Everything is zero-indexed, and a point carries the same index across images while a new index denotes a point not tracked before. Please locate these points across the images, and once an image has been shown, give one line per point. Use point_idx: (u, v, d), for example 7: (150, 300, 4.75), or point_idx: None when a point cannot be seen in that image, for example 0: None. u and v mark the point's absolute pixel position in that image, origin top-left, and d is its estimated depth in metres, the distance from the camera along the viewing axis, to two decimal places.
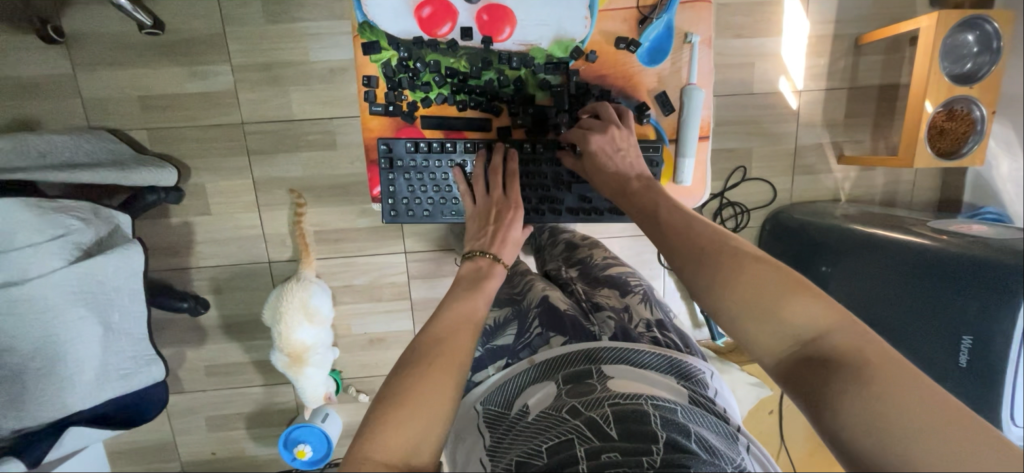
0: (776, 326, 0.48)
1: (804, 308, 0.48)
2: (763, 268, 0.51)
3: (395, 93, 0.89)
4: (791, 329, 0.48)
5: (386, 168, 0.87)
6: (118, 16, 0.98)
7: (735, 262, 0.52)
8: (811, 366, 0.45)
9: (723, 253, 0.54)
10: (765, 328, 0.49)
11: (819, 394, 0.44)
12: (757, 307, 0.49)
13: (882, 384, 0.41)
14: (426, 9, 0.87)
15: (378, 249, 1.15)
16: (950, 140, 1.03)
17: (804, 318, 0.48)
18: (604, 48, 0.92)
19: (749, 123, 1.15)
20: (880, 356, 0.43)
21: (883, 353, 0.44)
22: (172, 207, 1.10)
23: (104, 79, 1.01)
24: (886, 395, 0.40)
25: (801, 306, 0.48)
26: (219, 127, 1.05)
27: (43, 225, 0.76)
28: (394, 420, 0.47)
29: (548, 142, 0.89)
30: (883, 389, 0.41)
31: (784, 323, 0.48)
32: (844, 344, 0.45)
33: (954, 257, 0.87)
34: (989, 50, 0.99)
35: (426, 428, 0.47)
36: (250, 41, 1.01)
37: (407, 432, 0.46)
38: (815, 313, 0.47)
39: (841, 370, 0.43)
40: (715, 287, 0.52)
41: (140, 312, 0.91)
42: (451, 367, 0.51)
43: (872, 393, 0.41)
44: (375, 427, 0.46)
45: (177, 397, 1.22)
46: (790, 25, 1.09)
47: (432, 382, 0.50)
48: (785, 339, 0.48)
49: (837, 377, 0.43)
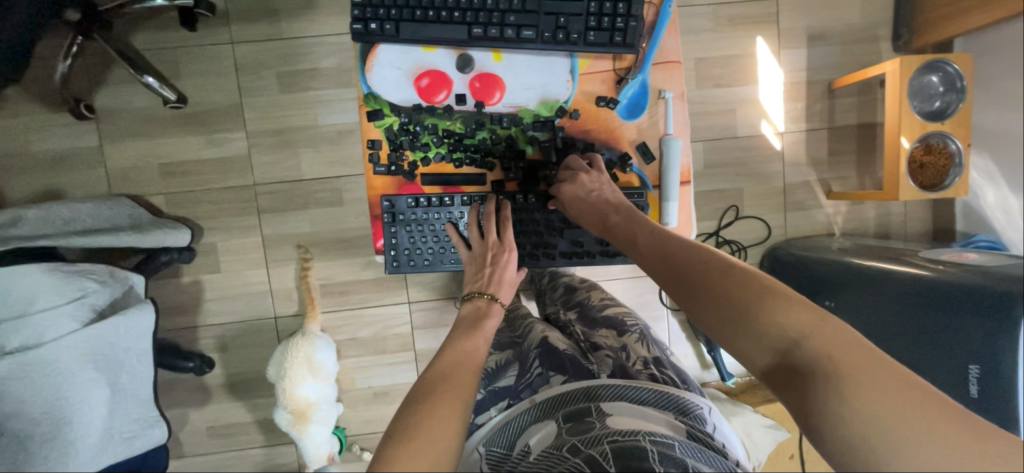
0: (756, 335, 0.49)
1: (785, 315, 0.48)
2: (738, 282, 0.53)
3: (397, 154, 0.95)
4: (769, 338, 0.48)
5: (388, 222, 0.91)
6: (145, 93, 1.07)
7: (716, 278, 0.55)
8: (793, 375, 0.46)
9: (701, 270, 0.58)
10: (748, 339, 0.50)
11: (805, 409, 0.44)
12: (733, 316, 0.51)
13: (864, 397, 0.41)
14: (423, 80, 0.94)
15: (382, 300, 1.17)
16: (931, 173, 1.07)
17: (780, 327, 0.48)
18: (585, 106, 0.98)
19: (736, 165, 1.20)
20: (861, 362, 0.43)
21: (863, 354, 0.44)
22: (184, 267, 1.13)
23: (128, 149, 1.08)
24: (870, 411, 0.41)
25: (778, 313, 0.49)
26: (233, 189, 1.11)
27: (62, 289, 0.80)
28: (407, 456, 0.46)
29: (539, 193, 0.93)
30: (865, 405, 0.41)
31: (761, 333, 0.49)
32: (823, 351, 0.45)
33: (951, 287, 0.88)
34: (954, 89, 1.05)
35: (437, 461, 0.46)
36: (264, 110, 1.09)
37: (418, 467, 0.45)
38: (796, 320, 0.48)
39: (820, 380, 0.44)
40: (696, 302, 0.56)
41: (146, 374, 0.91)
42: (459, 400, 0.53)
43: (852, 408, 0.41)
44: (389, 463, 0.46)
45: (176, 462, 1.20)
46: (764, 74, 1.17)
47: (438, 415, 0.50)
48: (764, 349, 0.48)
49: (818, 387, 0.43)
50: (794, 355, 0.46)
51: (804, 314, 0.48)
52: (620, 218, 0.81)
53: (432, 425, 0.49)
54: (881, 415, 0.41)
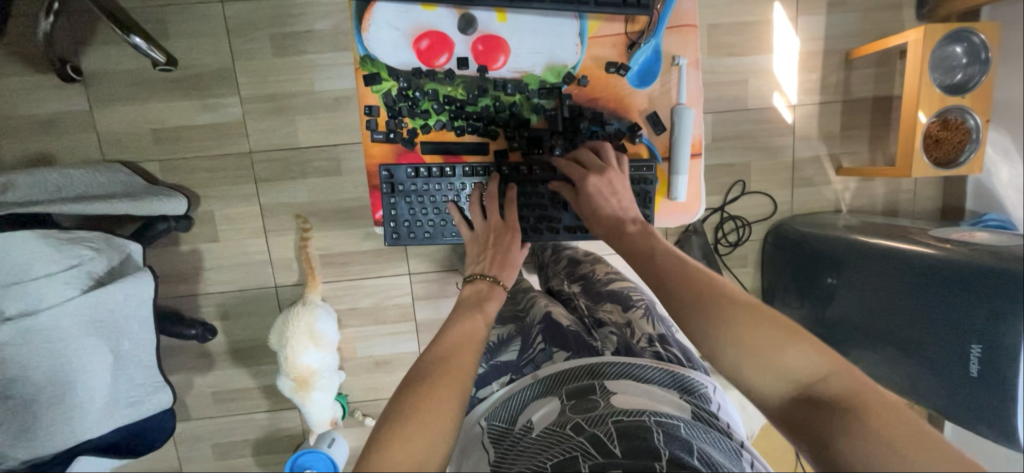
0: (778, 372, 0.47)
1: (805, 352, 0.47)
2: (749, 311, 0.50)
3: (396, 121, 0.92)
4: (789, 375, 0.47)
5: (388, 193, 0.89)
6: (132, 54, 1.03)
7: (724, 301, 0.51)
8: (810, 411, 0.45)
9: (710, 289, 0.53)
10: (765, 374, 0.47)
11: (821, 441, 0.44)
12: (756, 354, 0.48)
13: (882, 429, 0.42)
14: (423, 41, 0.90)
15: (383, 271, 1.17)
16: (947, 149, 1.03)
17: (806, 363, 0.47)
18: (594, 72, 0.94)
19: (745, 138, 1.16)
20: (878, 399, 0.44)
21: (877, 396, 0.44)
22: (182, 235, 1.12)
23: (119, 114, 1.05)
24: (889, 440, 0.41)
25: (793, 349, 0.47)
26: (228, 157, 1.08)
27: (57, 256, 0.78)
28: (403, 436, 0.47)
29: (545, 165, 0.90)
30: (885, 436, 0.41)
31: (785, 371, 0.47)
32: (842, 388, 0.45)
33: (960, 265, 0.87)
34: (978, 61, 1.00)
35: (430, 446, 0.47)
36: (258, 74, 1.05)
37: (415, 448, 0.46)
38: (815, 356, 0.47)
39: (839, 416, 0.43)
40: (706, 325, 0.50)
41: (148, 340, 0.91)
42: (455, 384, 0.52)
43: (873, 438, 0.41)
44: (385, 442, 0.46)
45: (183, 425, 1.22)
46: (780, 42, 1.12)
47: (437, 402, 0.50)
48: (785, 386, 0.47)
49: (837, 421, 0.43)
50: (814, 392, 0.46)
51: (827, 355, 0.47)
52: (629, 228, 0.72)
53: (431, 407, 0.49)
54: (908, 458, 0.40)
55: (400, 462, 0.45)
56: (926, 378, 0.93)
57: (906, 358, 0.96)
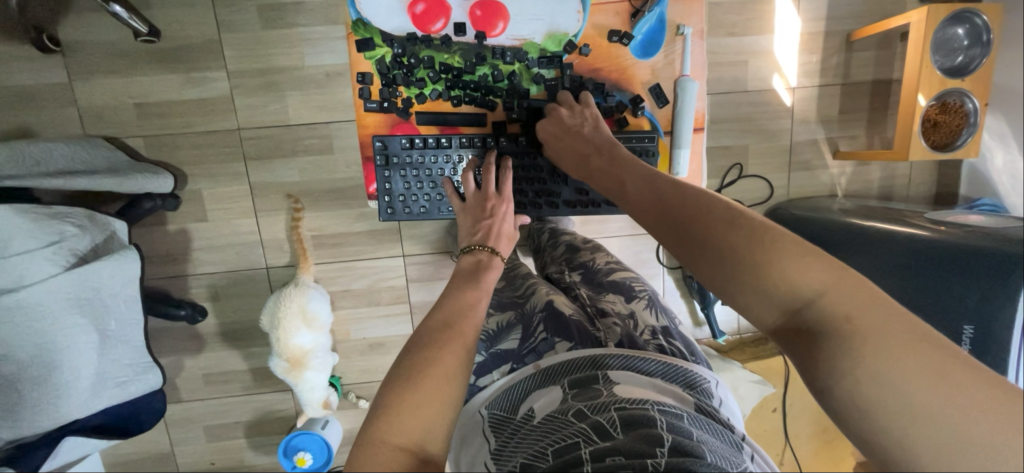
0: (765, 291, 0.47)
1: (799, 272, 0.45)
2: (742, 228, 0.50)
3: (390, 90, 0.89)
4: (779, 292, 0.46)
5: (382, 165, 0.87)
6: (113, 25, 0.98)
7: (716, 222, 0.52)
8: (802, 337, 0.44)
9: (701, 210, 0.54)
10: (755, 295, 0.47)
11: (812, 365, 0.43)
12: (737, 268, 0.48)
13: (876, 361, 0.39)
14: (419, 5, 0.88)
15: (376, 253, 1.15)
16: (944, 132, 1.03)
17: (793, 283, 0.45)
18: (597, 41, 0.92)
19: (745, 121, 1.15)
20: (881, 318, 0.41)
21: (880, 312, 0.41)
22: (169, 215, 1.09)
23: (100, 87, 1.01)
24: (883, 367, 0.39)
25: (788, 264, 0.46)
26: (215, 134, 1.05)
27: (37, 232, 0.76)
28: (413, 402, 0.46)
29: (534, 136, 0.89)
30: (877, 364, 0.39)
31: (772, 290, 0.46)
32: (838, 309, 0.43)
33: (949, 248, 0.88)
34: (980, 42, 0.99)
35: (438, 416, 0.46)
36: (246, 48, 1.01)
37: (425, 415, 0.46)
38: (806, 275, 0.45)
39: (830, 340, 0.42)
40: (696, 245, 0.52)
41: (136, 320, 0.89)
42: (461, 347, 0.52)
43: (862, 369, 0.39)
44: (394, 409, 0.46)
45: (174, 407, 1.21)
46: (781, 23, 1.10)
47: (443, 368, 0.49)
48: (771, 306, 0.47)
49: (832, 349, 0.42)
50: (805, 316, 0.45)
51: (821, 272, 0.45)
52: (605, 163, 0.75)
53: (443, 372, 0.49)
54: (905, 384, 0.38)
55: (409, 428, 0.45)
56: None
57: None
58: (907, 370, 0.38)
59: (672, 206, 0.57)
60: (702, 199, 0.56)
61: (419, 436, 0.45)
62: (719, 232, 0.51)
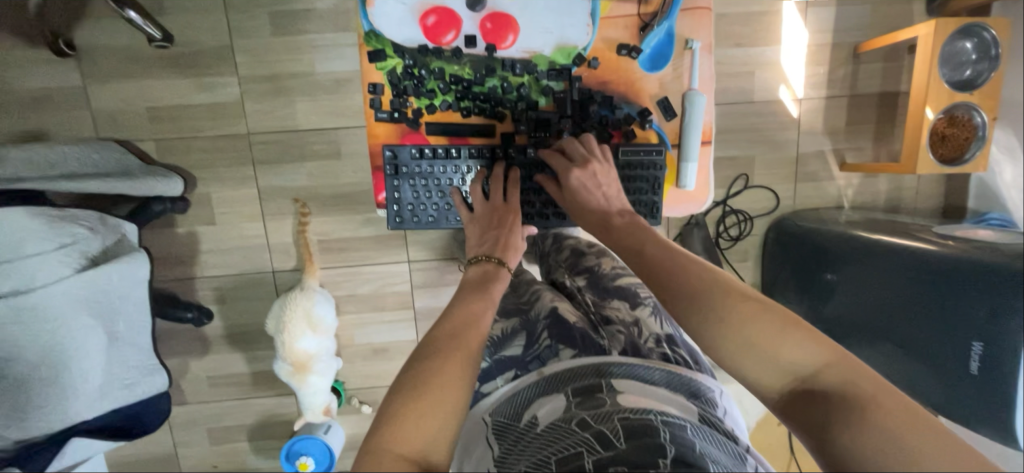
0: (771, 365, 0.50)
1: (799, 348, 0.49)
2: (749, 303, 0.52)
3: (400, 100, 0.90)
4: (784, 366, 0.49)
5: (391, 174, 0.88)
6: (128, 30, 1.00)
7: (722, 295, 0.54)
8: (806, 404, 0.47)
9: (700, 278, 0.56)
10: (761, 364, 0.50)
11: (816, 430, 0.46)
12: (744, 345, 0.51)
13: (879, 427, 0.43)
14: (430, 18, 0.88)
15: (381, 258, 1.16)
16: (952, 147, 1.03)
17: (797, 358, 0.49)
18: (606, 54, 0.93)
19: (751, 132, 1.15)
20: (876, 390, 0.45)
21: (877, 387, 0.45)
22: (178, 217, 1.10)
23: (114, 91, 1.03)
24: (886, 431, 0.42)
25: (792, 343, 0.49)
26: (225, 138, 1.06)
27: (51, 234, 0.76)
28: (417, 412, 0.46)
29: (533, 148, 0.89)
30: (877, 426, 0.43)
31: (780, 360, 0.49)
32: (838, 380, 0.47)
33: (959, 264, 0.88)
34: (988, 57, 0.99)
35: (442, 426, 0.47)
36: (257, 53, 1.02)
37: (429, 425, 0.46)
38: (806, 351, 0.49)
39: (834, 404, 0.45)
40: (695, 316, 0.54)
41: (144, 323, 0.91)
42: (465, 358, 0.52)
43: (862, 432, 0.43)
44: (399, 417, 0.46)
45: (178, 409, 1.22)
46: (788, 34, 1.10)
47: (449, 377, 0.49)
48: (779, 377, 0.50)
49: (838, 419, 0.44)
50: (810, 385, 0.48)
51: (813, 358, 0.49)
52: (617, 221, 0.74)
53: (447, 382, 0.49)
54: (908, 448, 0.41)
55: (412, 438, 0.45)
56: (923, 374, 0.94)
57: (904, 354, 0.96)
58: (907, 436, 0.42)
59: (678, 275, 0.58)
60: (703, 270, 0.57)
61: (422, 447, 0.45)
62: (730, 310, 0.52)
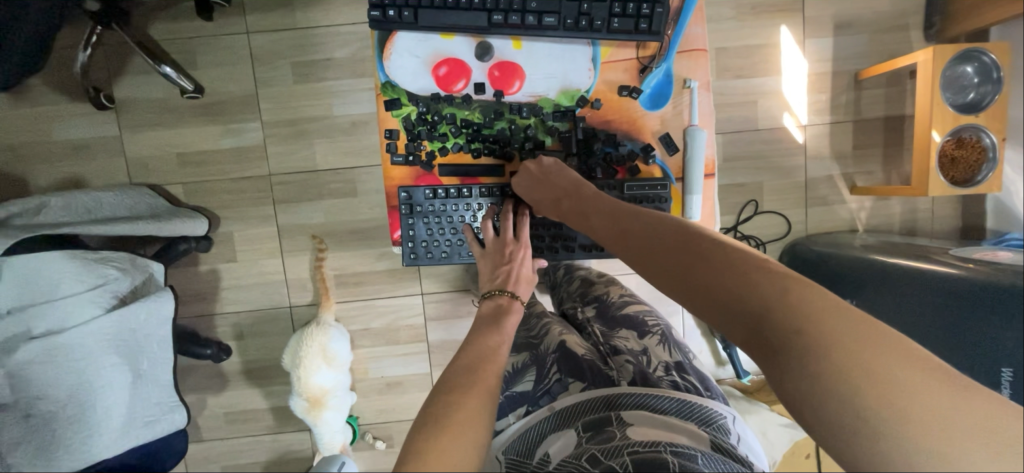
0: (727, 308, 0.49)
1: (755, 289, 0.48)
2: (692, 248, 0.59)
3: (415, 144, 0.94)
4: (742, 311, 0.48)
5: (406, 213, 0.91)
6: (162, 83, 1.08)
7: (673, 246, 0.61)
8: (768, 353, 0.45)
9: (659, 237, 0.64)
10: (722, 308, 0.50)
11: (784, 383, 0.44)
12: (701, 284, 0.53)
13: (839, 368, 0.41)
14: (442, 68, 0.94)
15: (396, 291, 1.18)
16: (963, 168, 1.02)
17: (751, 302, 0.48)
18: (607, 95, 0.96)
19: (757, 159, 1.17)
20: (843, 327, 0.42)
21: (838, 324, 0.43)
22: (201, 255, 1.15)
23: (147, 139, 1.09)
24: (849, 376, 0.40)
25: (745, 285, 0.49)
26: (248, 179, 1.12)
27: (84, 276, 0.81)
28: (438, 446, 0.46)
29: None
30: (846, 378, 0.40)
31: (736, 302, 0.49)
32: (796, 322, 0.44)
33: (990, 286, 0.85)
34: (990, 80, 1.00)
35: (464, 460, 0.45)
36: (280, 100, 1.09)
37: (450, 460, 0.45)
38: (765, 293, 0.47)
39: (795, 350, 0.43)
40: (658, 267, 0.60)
41: (167, 359, 0.93)
42: (483, 392, 0.53)
43: (825, 382, 0.41)
44: (420, 454, 0.45)
45: (195, 447, 1.22)
46: (788, 64, 1.13)
47: (467, 409, 0.50)
48: (734, 323, 0.49)
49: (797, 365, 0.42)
50: (767, 330, 0.46)
51: (771, 287, 0.48)
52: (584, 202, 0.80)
53: (466, 416, 0.49)
54: (865, 377, 0.40)
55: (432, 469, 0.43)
56: None
57: None
58: (873, 383, 0.39)
59: (644, 239, 0.66)
60: (669, 230, 0.64)
61: None
62: (688, 255, 0.57)
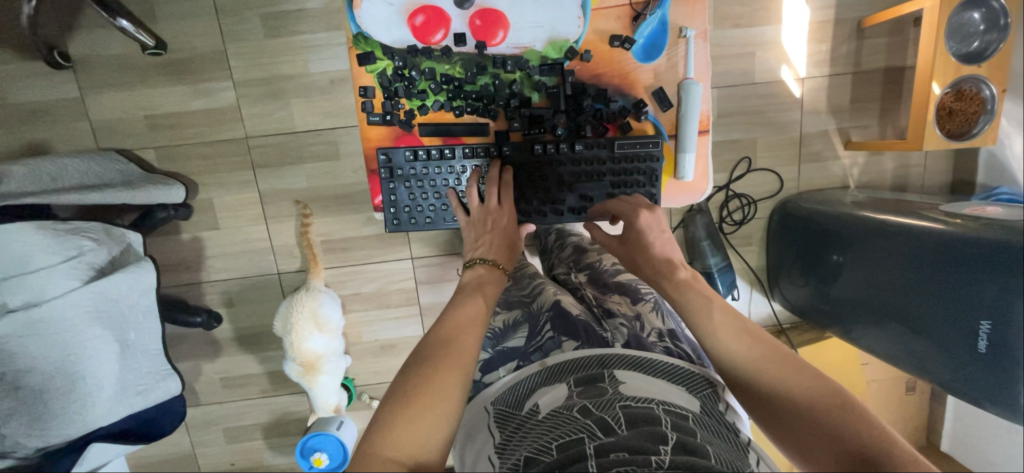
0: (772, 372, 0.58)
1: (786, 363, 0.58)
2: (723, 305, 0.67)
3: (392, 102, 0.90)
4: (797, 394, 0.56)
5: (386, 178, 0.88)
6: (121, 39, 1.00)
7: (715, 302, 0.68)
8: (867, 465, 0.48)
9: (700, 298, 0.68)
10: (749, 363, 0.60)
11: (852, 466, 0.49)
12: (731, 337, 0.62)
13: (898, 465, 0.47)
14: (418, 17, 0.88)
15: (385, 256, 1.16)
16: (960, 121, 1.00)
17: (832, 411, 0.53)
18: (598, 46, 0.92)
19: (753, 114, 1.13)
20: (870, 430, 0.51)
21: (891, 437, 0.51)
22: (182, 223, 1.11)
23: (111, 100, 1.03)
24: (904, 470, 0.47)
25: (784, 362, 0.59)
26: (224, 142, 1.06)
27: (56, 247, 0.78)
28: (406, 416, 0.48)
29: (516, 145, 0.88)
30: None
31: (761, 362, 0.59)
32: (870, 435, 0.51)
33: (965, 240, 0.86)
34: (996, 27, 0.97)
35: (436, 427, 0.49)
36: (251, 56, 1.02)
37: (419, 429, 0.48)
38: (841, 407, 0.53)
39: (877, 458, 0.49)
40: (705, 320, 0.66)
41: (155, 329, 0.92)
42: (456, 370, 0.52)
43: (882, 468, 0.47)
44: (390, 423, 0.48)
45: (194, 411, 1.24)
46: (789, 12, 1.07)
47: (439, 380, 0.51)
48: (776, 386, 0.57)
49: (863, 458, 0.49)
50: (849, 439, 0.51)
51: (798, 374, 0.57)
52: (673, 275, 0.71)
53: (436, 389, 0.50)
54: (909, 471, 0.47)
55: (406, 443, 0.47)
56: (930, 352, 0.92)
57: (912, 333, 0.94)
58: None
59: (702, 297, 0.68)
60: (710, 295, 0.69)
61: (414, 451, 0.47)
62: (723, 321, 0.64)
